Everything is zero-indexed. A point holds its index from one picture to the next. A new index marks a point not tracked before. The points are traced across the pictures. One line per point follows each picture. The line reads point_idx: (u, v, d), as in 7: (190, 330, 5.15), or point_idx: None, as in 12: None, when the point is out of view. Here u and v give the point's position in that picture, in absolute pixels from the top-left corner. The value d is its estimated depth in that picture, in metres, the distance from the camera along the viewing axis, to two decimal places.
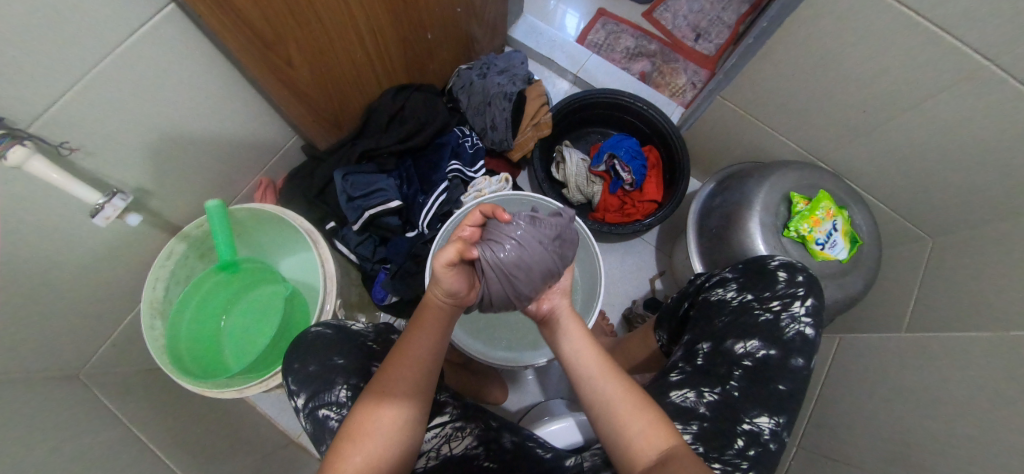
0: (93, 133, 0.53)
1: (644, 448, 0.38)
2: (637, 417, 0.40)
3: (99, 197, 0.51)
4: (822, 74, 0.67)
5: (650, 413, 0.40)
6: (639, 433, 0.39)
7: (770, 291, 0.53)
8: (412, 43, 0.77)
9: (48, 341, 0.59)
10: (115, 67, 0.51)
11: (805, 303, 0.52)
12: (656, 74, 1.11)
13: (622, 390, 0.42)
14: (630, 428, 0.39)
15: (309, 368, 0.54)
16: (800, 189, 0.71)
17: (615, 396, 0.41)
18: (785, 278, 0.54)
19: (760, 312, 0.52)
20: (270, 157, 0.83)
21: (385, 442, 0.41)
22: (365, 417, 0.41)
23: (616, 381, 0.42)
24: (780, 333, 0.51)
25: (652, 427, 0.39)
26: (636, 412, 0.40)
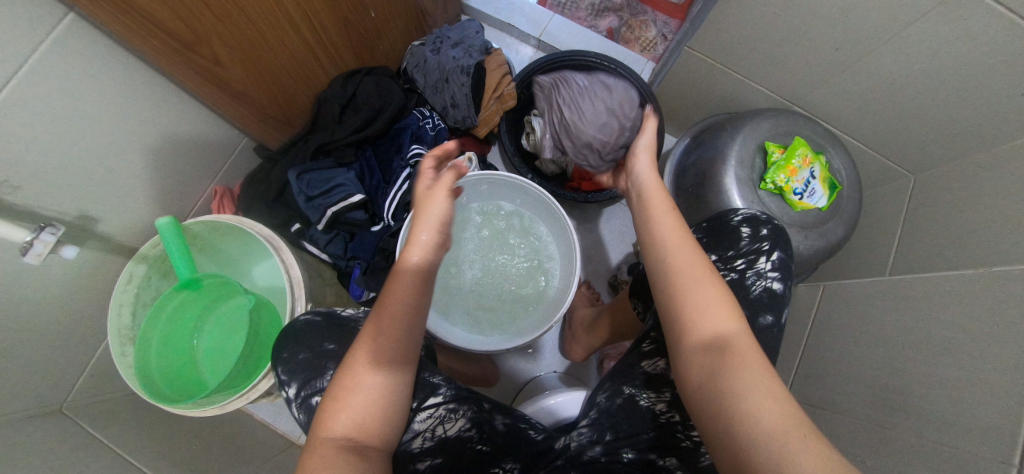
0: (16, 167, 0.49)
1: (709, 317, 0.39)
2: (704, 292, 0.40)
3: (25, 233, 0.47)
4: (791, 13, 0.63)
5: (716, 289, 0.40)
6: (708, 309, 0.39)
7: (733, 250, 0.51)
8: (355, 24, 0.72)
9: (19, 382, 0.58)
10: (21, 92, 0.47)
11: (771, 258, 0.49)
12: (624, 29, 1.07)
13: (696, 262, 0.42)
14: (695, 296, 0.40)
15: (300, 356, 0.52)
16: (774, 138, 0.68)
17: (683, 263, 0.42)
18: (748, 235, 0.51)
19: (724, 273, 0.49)
20: (222, 164, 0.79)
21: (368, 403, 0.40)
22: (347, 378, 0.41)
23: (690, 251, 0.43)
24: (744, 293, 0.48)
25: (717, 300, 0.40)
26: (704, 287, 0.40)
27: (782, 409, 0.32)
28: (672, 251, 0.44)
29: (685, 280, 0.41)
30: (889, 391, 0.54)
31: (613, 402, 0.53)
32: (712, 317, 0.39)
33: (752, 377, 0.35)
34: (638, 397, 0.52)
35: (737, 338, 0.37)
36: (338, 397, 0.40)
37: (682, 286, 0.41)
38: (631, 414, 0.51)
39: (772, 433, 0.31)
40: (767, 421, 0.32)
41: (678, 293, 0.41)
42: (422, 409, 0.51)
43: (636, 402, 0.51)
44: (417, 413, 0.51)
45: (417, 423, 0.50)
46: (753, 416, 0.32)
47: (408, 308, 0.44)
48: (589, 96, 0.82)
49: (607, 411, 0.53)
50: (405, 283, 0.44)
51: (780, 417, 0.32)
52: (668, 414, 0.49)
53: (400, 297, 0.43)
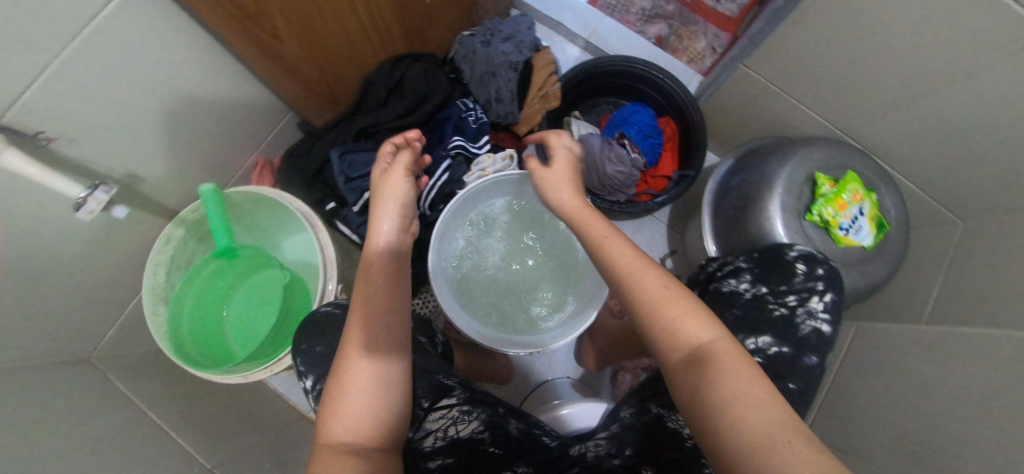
0: (73, 121, 0.50)
1: (685, 335, 0.37)
2: (673, 308, 0.38)
3: (80, 190, 0.48)
4: (860, 42, 0.61)
5: (683, 304, 0.39)
6: (684, 323, 0.38)
7: (787, 285, 0.51)
8: (410, 8, 0.71)
9: (53, 328, 0.60)
10: (84, 48, 0.47)
11: (823, 299, 0.50)
12: (673, 38, 1.05)
13: (659, 282, 0.40)
14: (669, 313, 0.38)
15: (318, 348, 0.55)
16: (825, 169, 0.67)
17: (648, 285, 0.40)
18: (803, 272, 0.52)
19: (774, 307, 0.50)
20: (264, 135, 0.79)
21: (360, 398, 0.44)
22: (339, 380, 0.46)
23: (651, 272, 0.41)
24: (794, 330, 0.48)
25: (689, 315, 0.38)
26: (672, 302, 0.39)
27: (772, 412, 0.31)
28: (631, 272, 0.41)
29: (654, 300, 0.39)
30: (916, 443, 0.52)
31: (639, 419, 0.54)
32: (689, 335, 0.37)
33: (738, 388, 0.33)
34: (666, 418, 0.52)
35: (718, 349, 0.36)
36: (334, 398, 0.45)
37: (651, 307, 0.39)
38: (656, 435, 0.52)
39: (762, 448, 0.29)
40: (759, 436, 0.30)
41: (651, 312, 0.39)
42: (434, 409, 0.55)
43: (664, 423, 0.51)
44: (429, 414, 0.55)
45: (429, 423, 0.54)
46: (744, 434, 0.31)
47: (381, 294, 0.51)
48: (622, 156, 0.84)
49: (629, 427, 0.54)
50: (375, 281, 0.52)
51: (769, 424, 0.31)
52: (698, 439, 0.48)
53: (373, 287, 0.51)
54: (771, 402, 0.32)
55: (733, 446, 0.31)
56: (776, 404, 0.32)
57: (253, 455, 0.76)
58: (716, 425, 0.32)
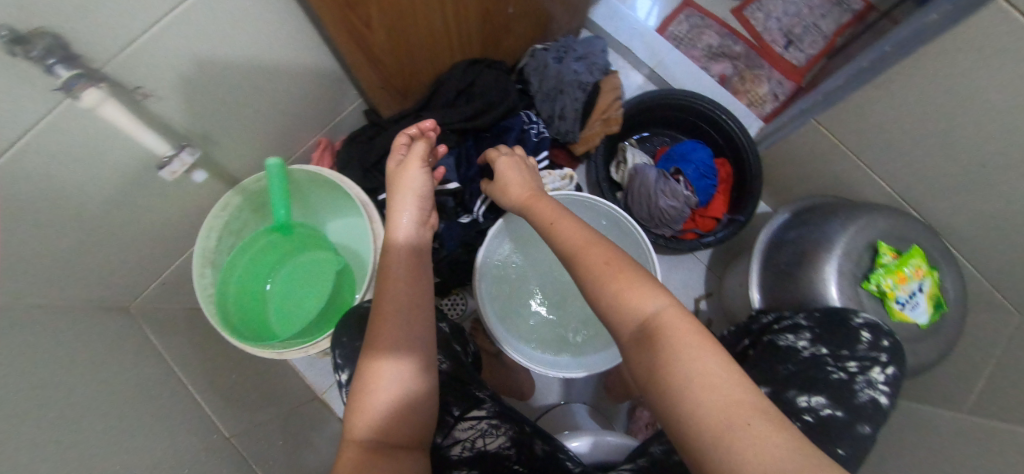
0: (165, 80, 0.51)
1: (630, 309, 0.36)
2: (615, 281, 0.38)
3: (167, 149, 0.54)
4: (942, 118, 0.60)
5: (628, 276, 0.38)
6: (634, 295, 0.36)
7: (848, 351, 0.51)
8: (493, 15, 0.72)
9: (94, 270, 0.61)
10: (189, 15, 0.48)
11: (885, 371, 0.50)
12: (736, 78, 1.09)
13: (604, 262, 0.41)
14: (609, 287, 0.38)
15: (358, 343, 0.56)
16: (888, 239, 0.65)
17: (593, 265, 0.41)
18: (867, 341, 0.52)
19: (833, 370, 0.50)
20: (332, 118, 0.81)
21: (385, 395, 0.44)
22: (368, 374, 0.46)
23: (597, 255, 0.42)
24: (850, 395, 0.48)
25: (631, 287, 0.37)
26: (615, 276, 0.39)
27: (723, 387, 0.29)
28: (583, 259, 0.43)
29: (599, 276, 0.39)
30: None
31: (669, 457, 0.53)
32: (636, 307, 0.36)
33: (683, 359, 0.31)
34: None
35: (664, 318, 0.34)
36: (359, 392, 0.45)
37: (596, 285, 0.39)
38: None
39: (713, 421, 0.27)
40: (704, 406, 0.28)
41: (604, 290, 0.38)
42: (464, 418, 0.57)
43: None
44: (460, 422, 0.57)
45: (458, 431, 0.56)
46: (694, 409, 0.28)
47: (400, 291, 0.51)
48: (677, 192, 0.84)
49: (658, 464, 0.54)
50: (395, 279, 0.52)
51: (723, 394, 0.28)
52: None
53: (394, 285, 0.52)
54: (725, 373, 0.30)
55: (693, 425, 0.28)
56: (735, 377, 0.29)
57: (265, 429, 0.76)
58: (673, 404, 0.29)
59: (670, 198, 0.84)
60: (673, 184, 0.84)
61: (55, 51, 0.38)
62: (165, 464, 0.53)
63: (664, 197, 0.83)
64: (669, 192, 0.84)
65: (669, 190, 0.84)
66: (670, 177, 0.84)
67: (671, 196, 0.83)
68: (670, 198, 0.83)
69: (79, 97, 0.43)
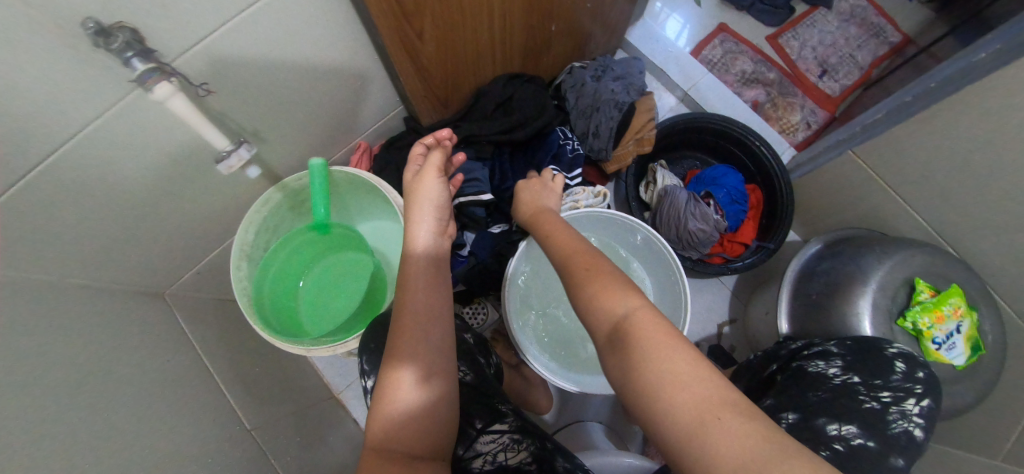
0: (227, 77, 0.54)
1: (603, 310, 0.36)
2: (590, 284, 0.38)
3: (227, 144, 0.54)
4: (987, 157, 0.60)
5: (604, 279, 0.38)
6: (608, 300, 0.36)
7: (882, 381, 0.52)
8: (535, 30, 0.74)
9: (138, 255, 0.64)
10: (257, 16, 0.50)
11: (920, 403, 0.51)
12: (769, 105, 1.09)
13: (584, 267, 0.41)
14: (584, 291, 0.38)
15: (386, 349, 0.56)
16: (926, 275, 0.64)
17: (573, 271, 0.41)
18: (902, 371, 0.52)
19: (865, 399, 0.51)
20: (372, 123, 0.83)
21: (403, 407, 0.45)
22: (387, 384, 0.46)
23: (579, 261, 0.43)
24: (883, 426, 0.49)
25: (605, 289, 0.37)
26: (591, 279, 0.39)
27: (692, 388, 0.28)
28: (567, 266, 0.43)
29: (577, 281, 0.40)
30: None
31: None
32: (608, 308, 0.36)
33: (650, 360, 0.30)
34: None
35: (635, 318, 0.34)
36: (379, 403, 0.46)
37: (574, 289, 0.40)
38: None
39: (684, 423, 0.27)
40: (674, 408, 0.28)
41: (583, 295, 0.38)
42: (486, 431, 0.57)
43: None
44: (482, 435, 0.57)
45: (480, 444, 0.56)
46: (665, 411, 0.28)
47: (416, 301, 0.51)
48: (706, 216, 0.84)
49: None
50: (414, 290, 0.52)
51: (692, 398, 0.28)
52: None
53: (412, 295, 0.51)
54: (694, 374, 0.29)
55: (665, 432, 0.28)
56: (703, 380, 0.29)
57: (283, 424, 0.77)
58: (648, 410, 0.29)
59: (699, 222, 0.84)
60: (703, 208, 0.84)
61: (133, 46, 0.41)
62: (191, 450, 0.54)
63: (692, 221, 0.83)
64: (699, 216, 0.84)
65: (699, 215, 0.84)
66: (700, 201, 0.84)
67: (700, 220, 0.83)
68: (699, 222, 0.83)
69: (152, 89, 0.44)
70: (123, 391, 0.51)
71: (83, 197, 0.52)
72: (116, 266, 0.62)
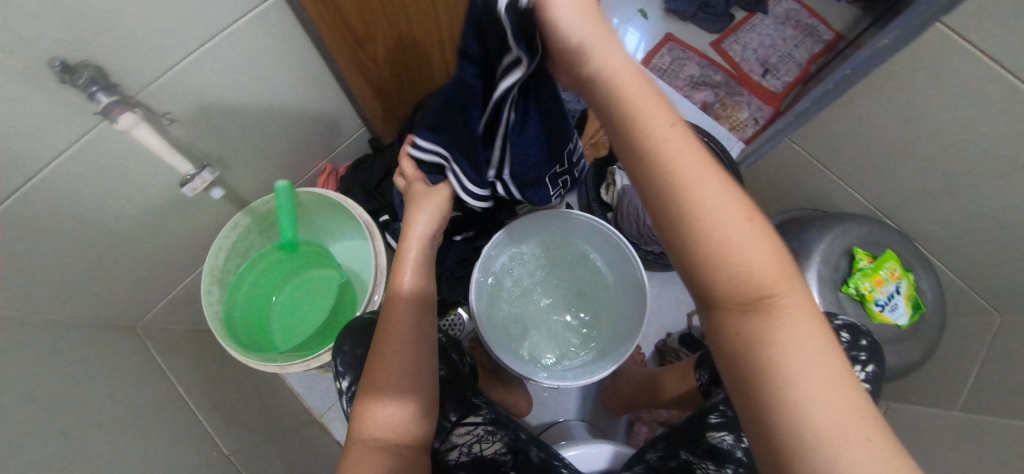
0: (190, 107, 0.57)
1: (761, 286, 0.30)
2: (754, 250, 0.30)
3: (190, 168, 0.57)
4: (903, 131, 0.65)
5: (767, 246, 0.30)
6: (757, 269, 0.30)
7: None
8: None
9: (106, 289, 0.65)
10: (216, 49, 0.54)
11: (865, 369, 0.52)
12: (718, 105, 1.16)
13: (738, 214, 0.30)
14: (743, 255, 0.29)
15: (358, 350, 0.57)
16: (865, 245, 0.68)
17: (729, 219, 0.30)
18: (847, 341, 0.54)
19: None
20: (337, 146, 0.86)
21: (380, 436, 0.45)
22: (363, 415, 0.47)
23: (728, 195, 0.31)
24: None
25: (769, 259, 0.30)
26: (754, 239, 0.30)
27: (840, 392, 0.28)
28: (703, 196, 0.30)
29: (729, 237, 0.30)
30: None
31: (666, 463, 0.57)
32: (767, 286, 0.30)
33: (809, 361, 0.28)
34: (695, 465, 0.54)
35: (795, 308, 0.30)
36: (358, 433, 0.46)
37: (728, 248, 0.29)
38: None
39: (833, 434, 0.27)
40: (824, 418, 0.27)
41: (719, 250, 0.30)
42: (461, 424, 0.58)
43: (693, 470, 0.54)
44: (457, 427, 0.58)
45: (455, 436, 0.57)
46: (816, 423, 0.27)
47: (399, 333, 0.52)
48: None
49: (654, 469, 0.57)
50: (397, 322, 0.52)
51: (829, 397, 0.27)
52: None
53: (396, 328, 0.52)
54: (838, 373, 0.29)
55: (772, 419, 0.28)
56: (843, 381, 0.28)
57: (264, 449, 0.77)
58: (762, 390, 0.29)
59: None
60: None
61: (97, 81, 0.45)
62: None
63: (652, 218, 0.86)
64: None
65: None
66: None
67: None
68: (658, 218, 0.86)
69: (116, 120, 0.48)
70: (95, 418, 0.52)
71: (52, 231, 0.53)
72: (88, 300, 0.63)
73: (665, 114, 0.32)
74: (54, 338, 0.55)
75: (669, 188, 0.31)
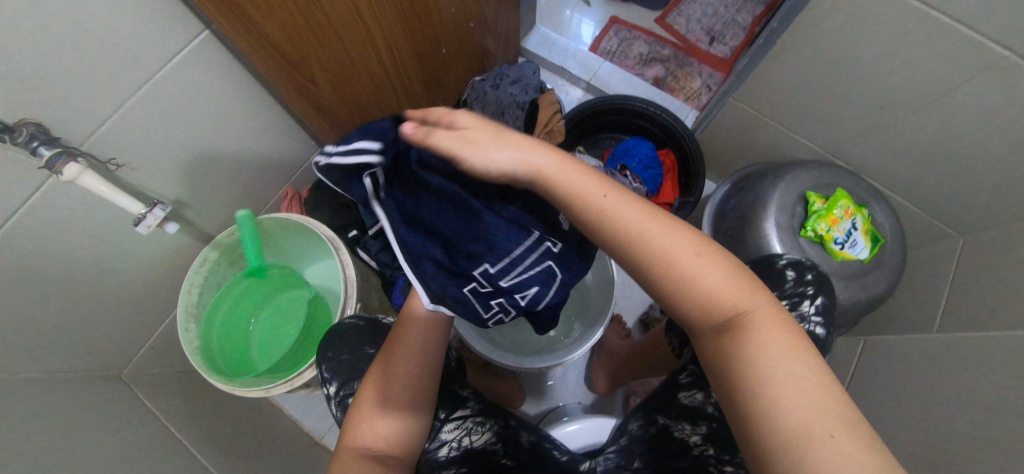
0: (138, 151, 0.59)
1: (721, 307, 0.34)
2: (708, 279, 0.33)
3: (141, 207, 0.58)
4: (834, 73, 0.67)
5: (722, 274, 0.34)
6: (716, 294, 0.34)
7: (778, 292, 0.55)
8: (428, 57, 0.81)
9: (83, 340, 0.66)
10: (156, 91, 0.56)
11: (815, 302, 0.54)
12: (670, 78, 1.18)
13: (687, 251, 0.34)
14: (699, 285, 0.33)
15: (343, 356, 0.58)
16: (816, 188, 0.70)
17: (682, 259, 0.33)
18: (793, 278, 0.55)
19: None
20: (296, 169, 0.88)
21: (372, 448, 0.46)
22: (360, 424, 0.47)
23: (679, 236, 0.34)
24: None
25: (726, 286, 0.34)
26: (708, 272, 0.34)
27: (809, 387, 0.31)
28: (655, 244, 0.33)
29: (687, 271, 0.33)
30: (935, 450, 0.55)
31: (646, 430, 0.56)
32: (725, 306, 0.34)
33: (772, 362, 0.32)
34: (673, 428, 0.53)
35: (757, 320, 0.33)
36: (351, 438, 0.47)
37: (687, 281, 0.33)
38: (666, 440, 0.53)
39: (799, 427, 0.29)
40: (788, 412, 0.30)
41: (679, 287, 0.34)
42: (449, 419, 0.56)
43: (670, 433, 0.53)
44: (445, 424, 0.56)
45: (444, 433, 0.55)
46: (782, 419, 0.30)
47: (410, 352, 0.50)
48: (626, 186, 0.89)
49: (639, 438, 0.56)
50: (410, 339, 0.50)
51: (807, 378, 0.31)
52: (703, 447, 0.50)
53: (408, 345, 0.50)
54: (806, 368, 0.32)
55: (745, 414, 0.32)
56: (808, 376, 0.31)
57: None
58: (741, 388, 0.33)
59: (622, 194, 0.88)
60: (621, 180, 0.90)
61: (37, 137, 0.46)
62: None
63: None
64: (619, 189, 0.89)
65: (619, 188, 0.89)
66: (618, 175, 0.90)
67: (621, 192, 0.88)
68: None
69: (61, 171, 0.48)
70: (86, 464, 0.53)
71: (20, 292, 0.55)
72: (66, 353, 0.64)
73: (599, 185, 0.34)
74: (41, 393, 0.56)
75: (618, 241, 0.33)
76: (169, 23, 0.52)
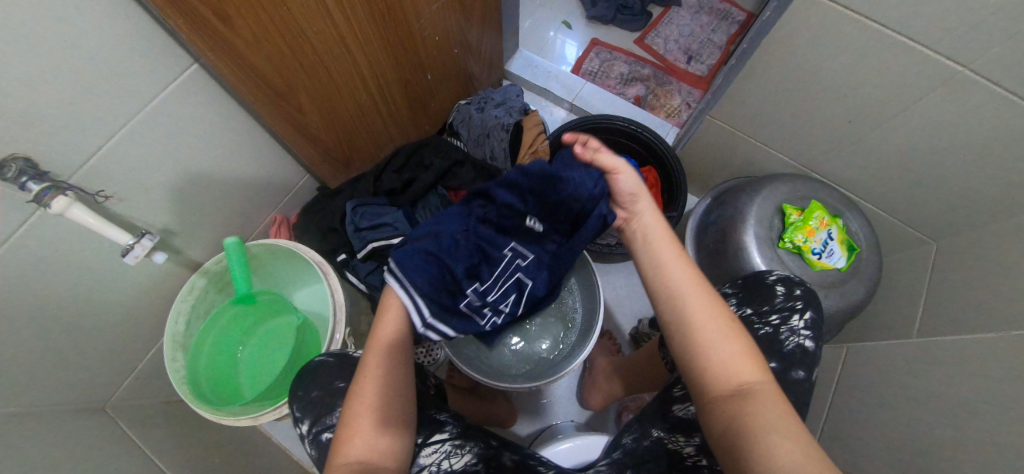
0: (125, 182, 0.59)
1: (731, 368, 0.41)
2: (729, 342, 0.42)
3: (129, 238, 0.58)
4: (803, 90, 0.70)
5: (739, 343, 0.42)
6: (729, 361, 0.41)
7: (769, 306, 0.57)
8: (413, 83, 0.83)
9: (69, 373, 0.65)
10: (145, 124, 0.57)
11: (804, 317, 0.55)
12: (650, 96, 1.22)
13: (713, 315, 0.43)
14: (717, 343, 0.42)
15: (313, 393, 0.57)
16: (792, 200, 0.73)
17: (710, 321, 0.43)
18: (783, 293, 0.57)
19: (759, 326, 0.55)
20: (283, 196, 0.89)
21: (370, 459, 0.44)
22: (353, 437, 0.44)
23: (712, 306, 0.43)
24: (779, 346, 0.54)
25: (740, 352, 0.41)
26: (728, 338, 0.42)
27: (798, 445, 0.35)
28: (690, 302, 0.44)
29: (708, 329, 0.42)
30: (917, 453, 0.56)
31: (640, 444, 0.55)
32: (732, 368, 0.41)
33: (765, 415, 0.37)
34: (667, 441, 0.54)
35: (761, 388, 0.39)
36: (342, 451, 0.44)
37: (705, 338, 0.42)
38: (658, 455, 0.53)
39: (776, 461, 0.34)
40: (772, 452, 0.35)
41: (698, 345, 0.42)
42: (427, 444, 0.56)
43: (665, 446, 0.53)
44: (423, 448, 0.56)
45: (422, 458, 0.55)
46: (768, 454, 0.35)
47: (396, 362, 0.49)
48: None
49: (632, 452, 0.55)
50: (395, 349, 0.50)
51: (807, 462, 0.34)
52: (696, 458, 0.50)
53: (394, 355, 0.49)
54: (796, 432, 0.36)
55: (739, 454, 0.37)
56: (799, 436, 0.36)
57: None
58: (737, 434, 0.38)
59: None
60: None
61: (26, 172, 0.47)
62: None
63: None
64: None
65: None
66: None
67: None
68: None
69: (49, 205, 0.49)
70: None
71: (4, 325, 0.54)
72: (52, 386, 0.63)
73: (674, 257, 0.47)
74: (26, 427, 0.55)
75: (666, 292, 0.45)
76: (159, 59, 0.54)
